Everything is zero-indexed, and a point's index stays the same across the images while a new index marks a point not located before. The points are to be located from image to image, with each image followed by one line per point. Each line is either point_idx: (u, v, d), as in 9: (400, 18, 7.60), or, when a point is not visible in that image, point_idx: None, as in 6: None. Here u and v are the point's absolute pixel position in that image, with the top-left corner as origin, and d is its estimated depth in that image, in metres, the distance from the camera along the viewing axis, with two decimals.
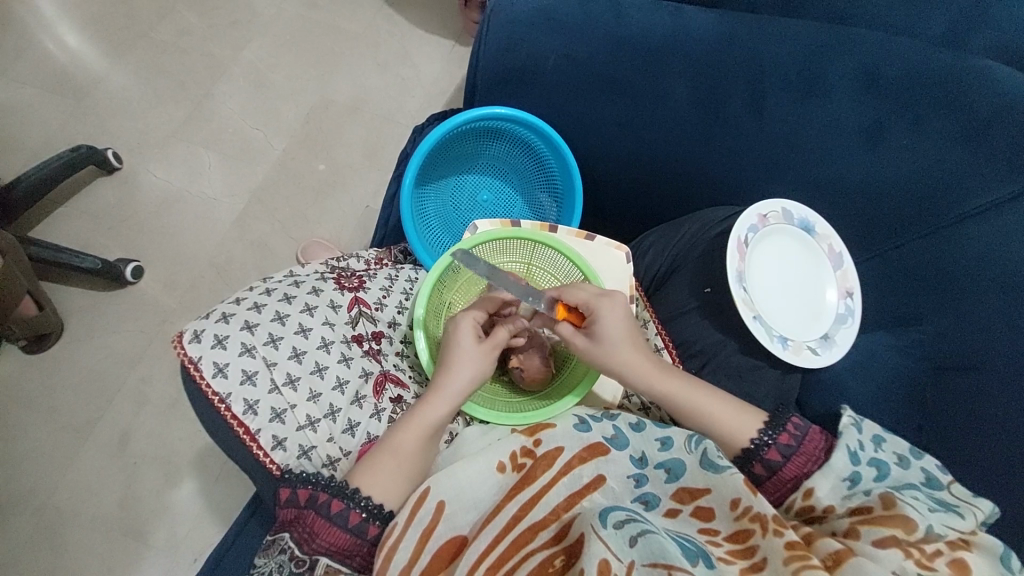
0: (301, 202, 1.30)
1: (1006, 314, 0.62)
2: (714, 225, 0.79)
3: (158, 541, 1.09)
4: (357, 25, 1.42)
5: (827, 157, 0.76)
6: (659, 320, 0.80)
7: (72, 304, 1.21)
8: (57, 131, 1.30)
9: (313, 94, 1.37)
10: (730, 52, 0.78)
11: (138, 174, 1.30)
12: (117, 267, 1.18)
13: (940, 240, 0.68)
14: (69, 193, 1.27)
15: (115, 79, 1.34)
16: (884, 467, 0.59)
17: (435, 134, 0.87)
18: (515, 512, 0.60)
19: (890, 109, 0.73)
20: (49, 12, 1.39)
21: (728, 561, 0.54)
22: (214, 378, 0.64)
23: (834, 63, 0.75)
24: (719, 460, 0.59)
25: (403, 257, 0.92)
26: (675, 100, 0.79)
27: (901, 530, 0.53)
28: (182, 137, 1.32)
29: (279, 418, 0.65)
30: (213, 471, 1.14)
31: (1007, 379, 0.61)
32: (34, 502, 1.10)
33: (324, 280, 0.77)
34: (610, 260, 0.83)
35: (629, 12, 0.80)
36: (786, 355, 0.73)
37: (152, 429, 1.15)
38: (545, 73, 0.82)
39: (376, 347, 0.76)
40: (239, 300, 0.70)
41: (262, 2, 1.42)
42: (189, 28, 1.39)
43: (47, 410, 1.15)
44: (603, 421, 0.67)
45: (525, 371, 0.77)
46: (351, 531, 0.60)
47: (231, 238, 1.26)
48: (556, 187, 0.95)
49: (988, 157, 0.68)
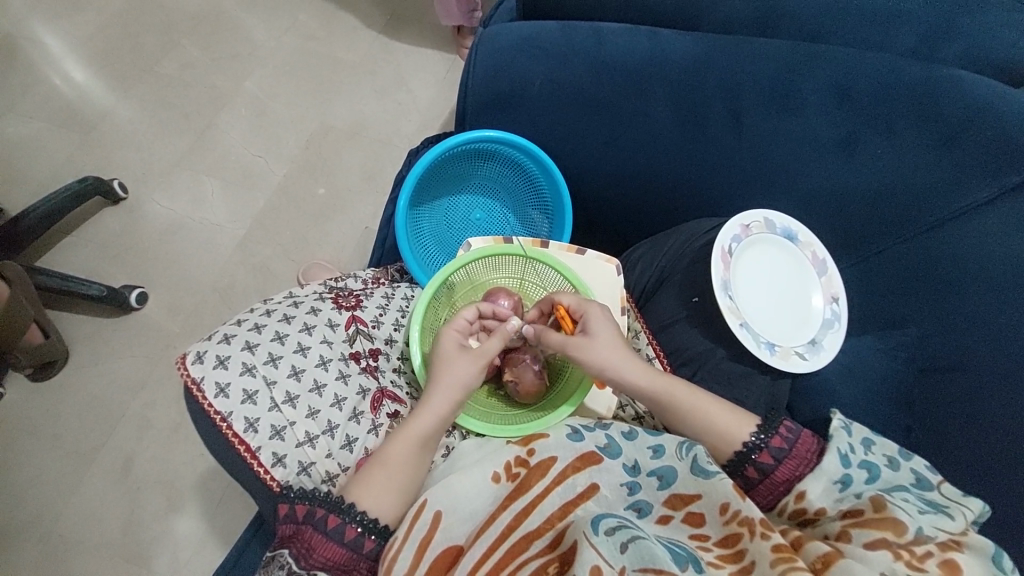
0: (302, 226, 1.33)
1: (987, 313, 0.65)
2: (699, 237, 0.80)
3: (161, 566, 1.10)
4: (354, 54, 1.47)
5: (805, 169, 0.78)
6: (651, 329, 0.82)
7: (78, 332, 1.23)
8: (63, 163, 1.34)
9: (312, 121, 1.40)
10: (709, 71, 0.81)
11: (143, 203, 1.33)
12: (121, 294, 1.20)
13: (922, 243, 0.70)
14: (75, 223, 1.31)
15: (120, 112, 1.38)
16: (875, 469, 0.60)
17: (428, 157, 0.90)
18: (509, 521, 0.60)
19: (865, 120, 0.76)
20: (56, 48, 1.44)
21: (718, 566, 0.55)
22: (216, 398, 0.65)
23: (809, 79, 0.78)
24: (709, 466, 0.60)
25: (400, 275, 0.95)
26: (659, 117, 0.82)
27: (892, 532, 0.53)
28: (185, 166, 1.35)
29: (279, 435, 0.66)
30: (215, 495, 1.14)
31: (989, 377, 0.63)
32: (40, 528, 1.11)
33: (322, 299, 0.79)
34: (600, 273, 0.85)
35: (610, 38, 0.84)
36: (774, 361, 0.74)
37: (156, 453, 1.16)
38: (532, 94, 0.85)
39: (373, 364, 0.78)
40: (240, 321, 0.72)
41: (261, 35, 1.47)
42: (191, 62, 1.43)
43: (52, 437, 1.16)
44: (597, 430, 0.68)
45: (520, 384, 0.78)
46: (347, 545, 0.61)
47: (233, 262, 1.29)
48: (547, 205, 0.97)
49: (964, 161, 0.71)
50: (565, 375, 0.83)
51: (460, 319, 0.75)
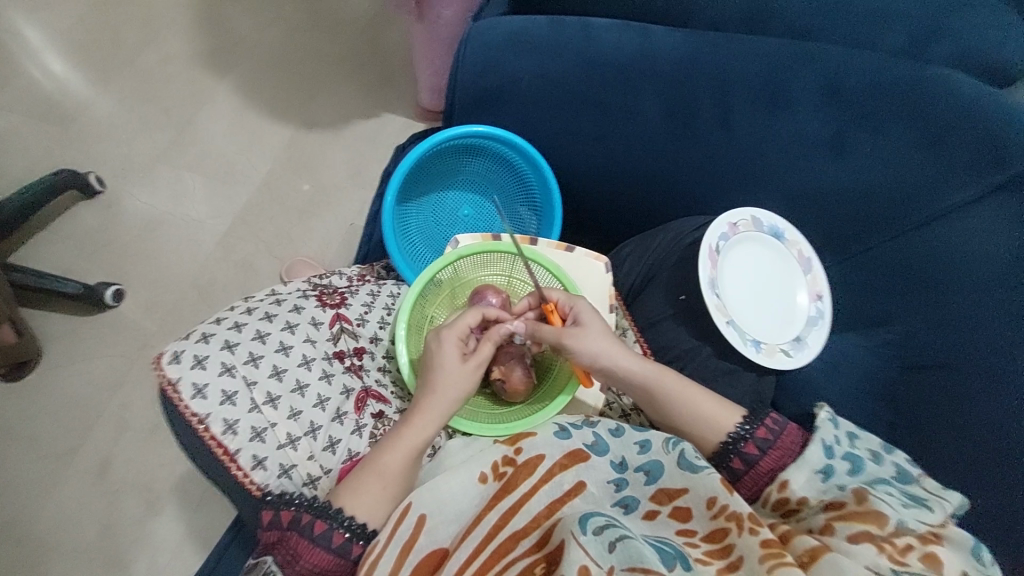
0: (285, 222, 1.31)
1: (966, 312, 0.65)
2: (687, 234, 0.80)
3: (141, 569, 1.08)
4: (339, 48, 1.45)
5: (792, 168, 0.78)
6: (638, 327, 0.82)
7: (55, 329, 1.21)
8: (40, 157, 1.31)
9: (296, 116, 1.38)
10: (699, 68, 0.81)
11: (122, 198, 1.30)
12: (97, 291, 1.17)
13: (906, 242, 0.72)
14: (52, 219, 1.28)
15: (99, 105, 1.36)
16: (859, 461, 0.60)
17: (416, 153, 0.89)
18: (496, 521, 0.60)
19: (852, 120, 0.77)
20: (34, 39, 1.41)
21: (706, 562, 0.54)
22: (193, 399, 0.64)
23: (796, 78, 0.79)
24: (697, 461, 0.60)
25: (385, 272, 0.94)
26: (647, 115, 0.82)
27: (875, 525, 0.54)
28: (165, 161, 1.33)
29: (258, 437, 0.65)
30: (196, 496, 1.12)
31: (971, 376, 0.64)
32: (16, 530, 1.09)
33: (305, 297, 0.78)
34: (588, 270, 0.85)
35: (600, 34, 0.83)
36: (759, 358, 0.75)
37: (136, 453, 1.14)
38: (520, 91, 0.84)
39: (358, 363, 0.77)
40: (220, 320, 0.70)
41: (244, 27, 1.44)
42: (172, 54, 1.41)
43: (28, 438, 1.14)
44: (584, 428, 0.66)
45: (508, 382, 0.77)
46: (334, 551, 0.60)
47: (215, 259, 1.27)
48: (535, 201, 0.97)
49: (948, 162, 0.72)
50: (553, 372, 0.83)
51: (461, 326, 0.71)
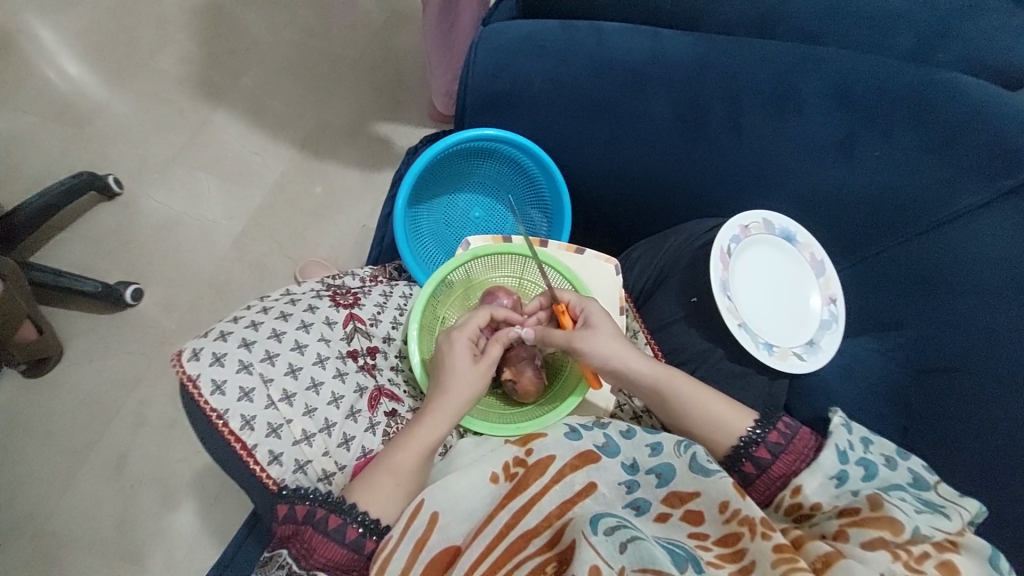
0: (299, 223, 1.32)
1: (979, 316, 0.65)
2: (699, 237, 0.80)
3: (155, 565, 1.09)
4: (352, 51, 1.46)
5: (804, 171, 0.78)
6: (649, 329, 0.82)
7: (72, 328, 1.23)
8: (58, 158, 1.33)
9: (309, 118, 1.40)
10: (710, 72, 0.81)
11: (138, 199, 1.32)
12: (116, 290, 1.19)
13: (918, 245, 0.71)
14: (69, 219, 1.30)
15: (116, 107, 1.38)
16: (872, 467, 0.60)
17: (428, 155, 0.90)
18: (508, 520, 0.60)
19: (863, 123, 0.77)
20: (52, 42, 1.43)
21: (718, 566, 0.55)
22: (212, 395, 0.65)
23: (807, 81, 0.79)
24: (709, 464, 0.60)
25: (398, 273, 0.94)
26: (658, 118, 0.82)
27: (889, 531, 0.54)
28: (181, 162, 1.35)
29: (274, 433, 0.66)
30: (209, 493, 1.14)
31: (984, 379, 0.63)
32: (32, 526, 1.10)
33: (319, 297, 0.78)
34: (599, 273, 0.85)
35: (611, 38, 0.84)
36: (772, 361, 0.74)
37: (150, 451, 1.15)
38: (532, 93, 0.85)
39: (371, 362, 0.78)
40: (237, 319, 0.71)
41: (258, 30, 1.46)
42: (188, 57, 1.43)
43: (44, 434, 1.16)
44: (595, 430, 0.67)
45: (520, 383, 0.78)
46: (348, 546, 0.61)
47: (229, 259, 1.28)
48: (546, 203, 0.97)
49: (959, 166, 0.72)
50: (563, 375, 0.83)
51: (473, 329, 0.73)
